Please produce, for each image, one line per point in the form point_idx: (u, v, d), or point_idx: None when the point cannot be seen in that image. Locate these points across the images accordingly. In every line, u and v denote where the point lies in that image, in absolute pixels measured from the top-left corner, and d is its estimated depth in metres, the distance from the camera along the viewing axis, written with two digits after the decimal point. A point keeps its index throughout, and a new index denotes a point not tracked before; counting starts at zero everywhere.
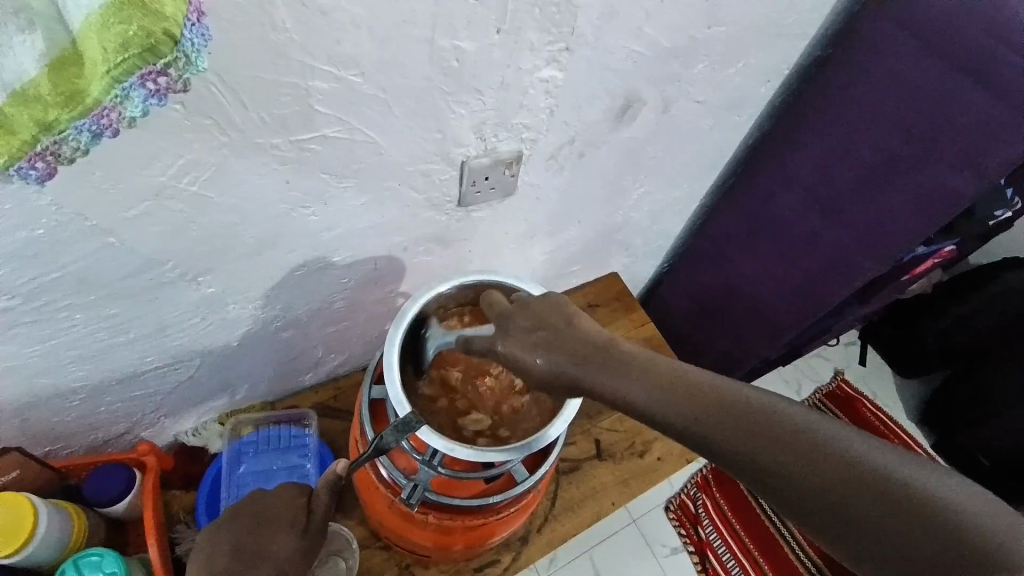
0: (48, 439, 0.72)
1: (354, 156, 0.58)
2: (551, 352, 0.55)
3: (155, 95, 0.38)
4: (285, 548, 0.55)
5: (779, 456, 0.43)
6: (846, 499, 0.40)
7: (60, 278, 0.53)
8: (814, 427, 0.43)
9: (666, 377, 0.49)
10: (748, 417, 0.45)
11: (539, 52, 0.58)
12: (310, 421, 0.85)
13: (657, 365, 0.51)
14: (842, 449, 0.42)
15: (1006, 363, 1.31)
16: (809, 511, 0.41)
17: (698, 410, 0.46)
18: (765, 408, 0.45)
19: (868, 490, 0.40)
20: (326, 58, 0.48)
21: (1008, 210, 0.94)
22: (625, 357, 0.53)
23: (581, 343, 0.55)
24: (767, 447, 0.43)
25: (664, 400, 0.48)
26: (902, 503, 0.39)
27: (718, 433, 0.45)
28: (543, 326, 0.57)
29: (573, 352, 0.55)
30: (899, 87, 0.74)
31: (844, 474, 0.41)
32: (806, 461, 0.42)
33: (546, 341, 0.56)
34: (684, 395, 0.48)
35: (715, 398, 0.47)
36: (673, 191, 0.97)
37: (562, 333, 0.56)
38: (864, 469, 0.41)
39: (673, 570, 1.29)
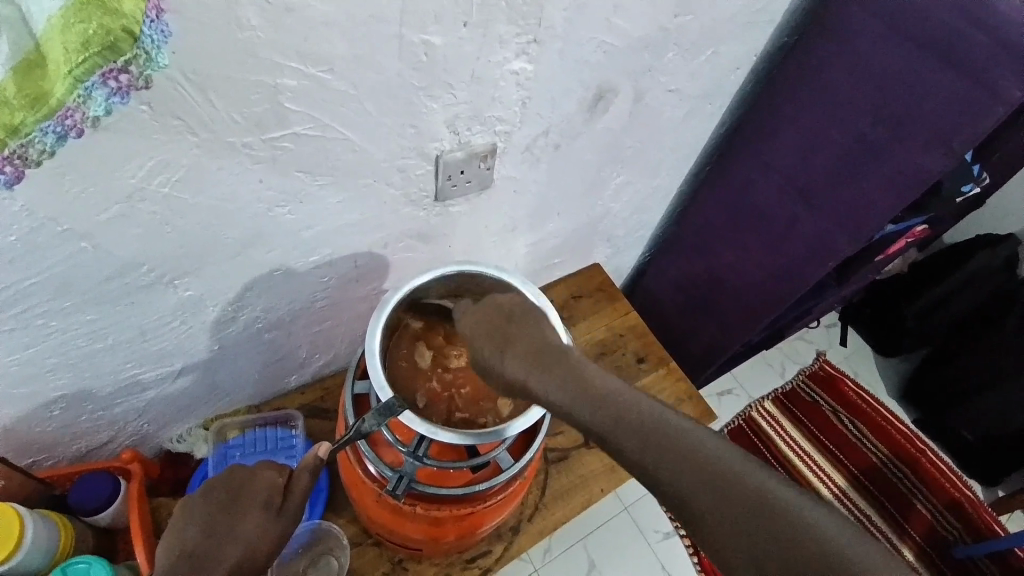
0: (31, 449, 0.71)
1: (329, 154, 0.58)
2: (496, 346, 0.61)
3: (117, 93, 0.39)
4: (251, 525, 0.56)
5: (662, 457, 0.49)
6: (716, 502, 0.47)
7: (36, 284, 0.53)
8: (702, 443, 0.49)
9: (578, 386, 0.56)
10: (643, 425, 0.52)
11: (509, 44, 0.59)
12: (297, 422, 0.86)
13: (587, 375, 0.57)
14: (719, 458, 0.48)
15: (983, 347, 1.36)
16: (691, 507, 0.48)
17: (604, 416, 0.53)
18: (657, 421, 0.52)
19: (735, 495, 0.46)
20: (296, 56, 0.48)
21: (976, 186, 0.97)
22: (560, 363, 0.59)
23: (528, 345, 0.60)
24: (655, 452, 0.50)
25: (586, 405, 0.55)
26: (764, 508, 0.45)
27: (621, 436, 0.52)
28: (492, 332, 0.62)
29: (524, 356, 0.60)
30: (864, 69, 0.76)
31: (717, 480, 0.47)
32: (687, 465, 0.48)
33: (499, 346, 0.61)
34: (592, 402, 0.54)
35: (620, 407, 0.53)
36: (650, 180, 0.98)
37: (513, 338, 0.61)
38: (734, 478, 0.47)
39: (665, 556, 1.30)
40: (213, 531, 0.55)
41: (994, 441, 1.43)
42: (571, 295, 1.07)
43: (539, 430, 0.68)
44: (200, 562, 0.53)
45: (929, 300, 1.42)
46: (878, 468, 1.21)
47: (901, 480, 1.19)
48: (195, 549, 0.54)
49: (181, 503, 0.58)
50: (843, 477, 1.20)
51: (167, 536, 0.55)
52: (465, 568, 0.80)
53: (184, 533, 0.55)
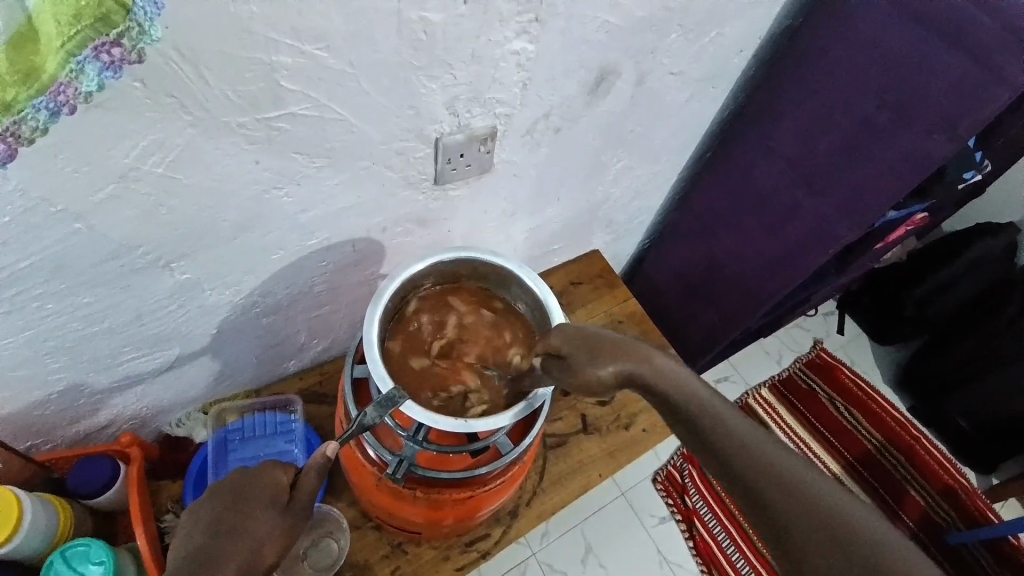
0: (29, 433, 0.71)
1: (327, 135, 0.57)
2: (590, 349, 0.60)
3: (110, 67, 0.40)
4: (262, 523, 0.55)
5: (772, 486, 0.51)
6: (817, 536, 0.48)
7: (30, 265, 0.52)
8: (811, 474, 0.51)
9: (690, 398, 0.57)
10: (755, 450, 0.53)
11: (509, 23, 0.58)
12: (296, 406, 0.85)
13: (687, 385, 0.58)
14: (828, 494, 0.50)
15: (981, 332, 1.37)
16: (790, 535, 0.49)
17: (715, 433, 0.54)
18: (774, 451, 0.52)
19: (844, 534, 0.47)
20: (290, 31, 0.47)
21: (977, 173, 0.96)
22: (661, 367, 0.59)
23: (629, 349, 0.60)
24: (764, 482, 0.51)
25: (700, 414, 0.56)
26: (862, 546, 0.47)
27: (733, 454, 0.53)
28: (581, 338, 0.62)
29: (623, 358, 0.59)
30: (869, 53, 0.75)
31: (822, 516, 0.48)
32: (795, 498, 0.50)
33: (590, 349, 0.60)
34: (706, 417, 0.55)
35: (733, 428, 0.54)
36: (650, 166, 0.97)
37: (609, 344, 0.60)
38: (841, 517, 0.48)
39: (662, 541, 1.32)
40: (219, 528, 0.54)
41: (985, 426, 1.45)
42: (569, 282, 1.06)
43: (538, 415, 0.68)
44: (209, 559, 0.52)
45: (930, 286, 1.42)
46: (872, 453, 1.22)
47: (895, 466, 1.20)
48: (202, 548, 0.52)
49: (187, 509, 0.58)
50: (837, 463, 1.21)
51: (178, 540, 0.54)
52: (463, 551, 0.80)
53: (192, 537, 0.53)
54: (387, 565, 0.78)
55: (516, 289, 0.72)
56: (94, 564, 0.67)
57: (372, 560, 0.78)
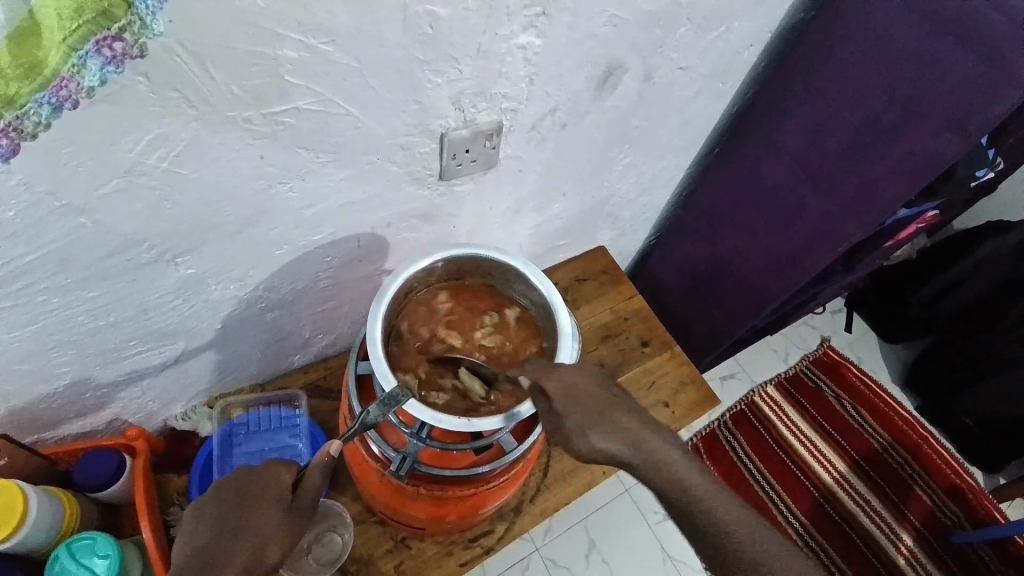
0: (36, 426, 0.72)
1: (331, 130, 0.57)
2: (601, 431, 0.57)
3: (112, 62, 0.39)
4: (267, 522, 0.54)
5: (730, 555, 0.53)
6: None
7: (36, 259, 0.52)
8: (768, 546, 0.53)
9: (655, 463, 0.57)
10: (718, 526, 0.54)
11: (516, 18, 0.57)
12: (301, 401, 0.85)
13: (679, 469, 0.56)
14: (784, 564, 0.52)
15: (987, 334, 1.36)
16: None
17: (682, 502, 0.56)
18: (734, 522, 0.54)
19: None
20: (295, 25, 0.46)
21: (990, 170, 0.95)
22: (657, 449, 0.57)
23: (630, 423, 0.58)
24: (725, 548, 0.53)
25: (662, 478, 0.56)
26: None
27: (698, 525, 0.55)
28: (588, 403, 0.58)
29: (626, 438, 0.58)
30: (882, 48, 0.74)
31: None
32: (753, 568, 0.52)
33: (594, 423, 0.57)
34: (671, 484, 0.56)
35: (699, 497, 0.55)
36: (658, 161, 0.96)
37: (612, 417, 0.58)
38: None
39: (665, 537, 1.32)
40: (224, 528, 0.54)
41: (991, 426, 1.44)
42: (574, 278, 1.06)
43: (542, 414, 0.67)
44: (212, 560, 0.52)
45: (939, 284, 1.41)
46: (878, 452, 1.21)
47: (901, 463, 1.20)
48: (207, 546, 0.52)
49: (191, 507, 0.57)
50: (844, 462, 1.20)
51: (181, 539, 0.54)
52: (467, 546, 0.81)
53: (196, 537, 0.54)
54: (390, 560, 0.78)
55: (520, 285, 0.71)
56: (99, 557, 0.67)
57: (376, 554, 0.78)
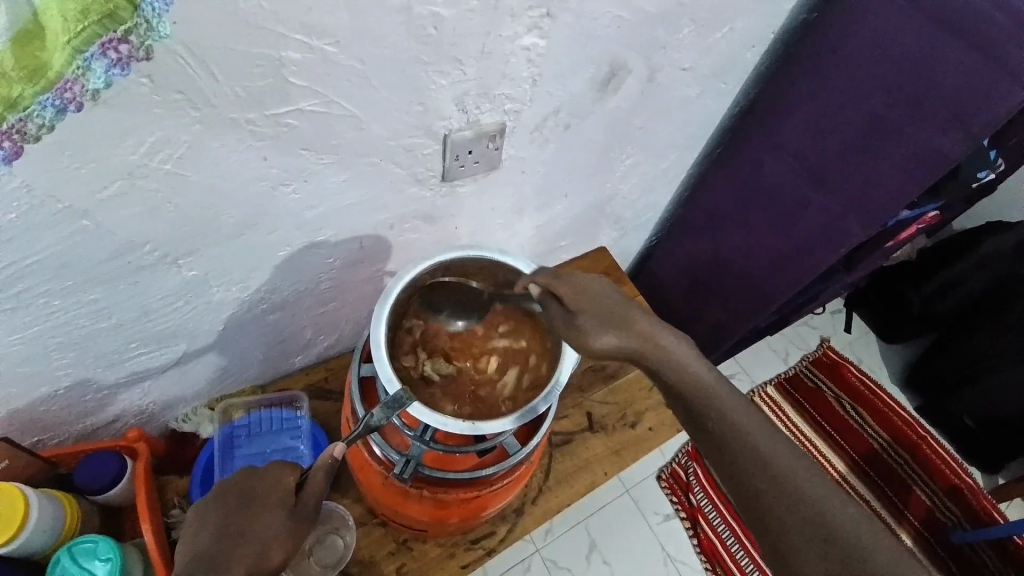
0: (36, 429, 0.71)
1: (333, 131, 0.57)
2: (618, 335, 0.59)
3: (117, 65, 0.39)
4: (270, 526, 0.54)
5: (750, 468, 0.53)
6: (802, 525, 0.49)
7: (37, 262, 0.52)
8: (773, 449, 0.53)
9: (689, 380, 0.57)
10: (775, 473, 0.52)
11: (520, 18, 0.57)
12: (302, 403, 0.84)
13: (692, 368, 0.58)
14: (814, 495, 0.50)
15: (983, 332, 1.35)
16: (777, 525, 0.50)
17: (706, 417, 0.56)
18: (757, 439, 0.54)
19: (823, 531, 0.49)
20: (298, 27, 0.46)
21: (991, 171, 0.95)
22: (667, 348, 0.59)
23: (642, 327, 0.60)
24: (745, 462, 0.53)
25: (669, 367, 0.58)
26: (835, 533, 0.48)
27: (718, 433, 0.55)
28: (605, 308, 0.60)
29: (637, 336, 0.59)
30: (885, 49, 0.74)
31: (806, 514, 0.50)
32: (770, 482, 0.52)
33: (609, 323, 0.60)
34: (700, 400, 0.57)
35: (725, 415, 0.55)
36: (659, 162, 0.96)
37: (625, 317, 0.60)
38: (825, 518, 0.49)
39: (665, 538, 1.32)
40: (227, 534, 0.54)
41: (990, 424, 1.44)
42: None
43: (546, 416, 0.67)
44: (216, 565, 0.51)
45: (938, 283, 1.41)
46: (878, 452, 1.22)
47: (900, 464, 1.20)
48: (211, 552, 0.52)
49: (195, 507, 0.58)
50: (843, 462, 1.21)
51: (182, 545, 0.54)
52: (468, 548, 0.80)
53: (197, 539, 0.54)
54: (392, 562, 0.78)
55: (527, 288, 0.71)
56: (100, 560, 0.67)
57: (378, 556, 0.78)
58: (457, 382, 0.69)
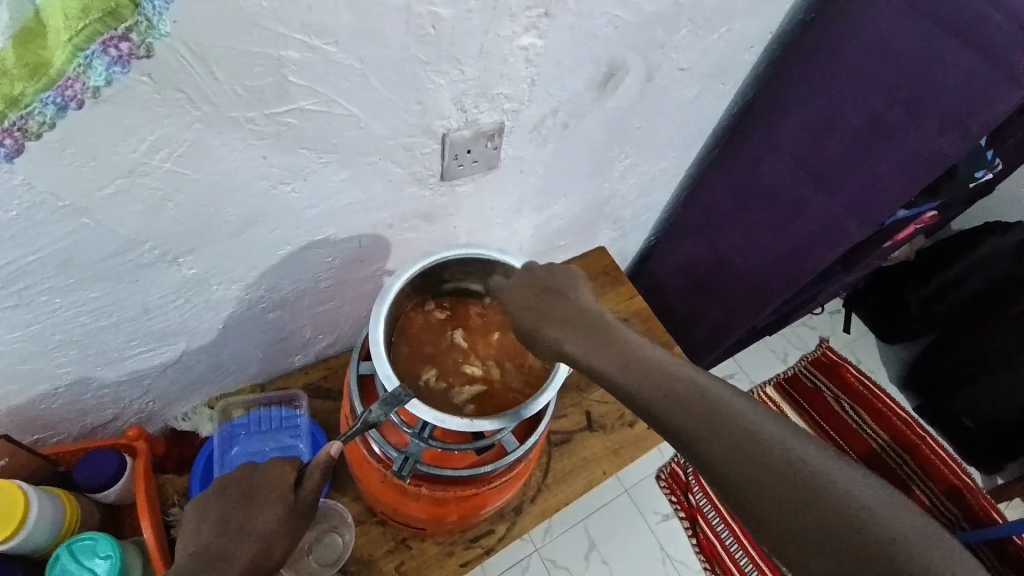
0: (36, 426, 0.72)
1: (333, 130, 0.57)
2: (544, 324, 0.60)
3: (118, 62, 0.39)
4: (268, 522, 0.54)
5: (757, 471, 0.44)
6: (768, 479, 0.43)
7: (38, 260, 0.52)
8: (717, 398, 0.48)
9: (668, 384, 0.50)
10: (723, 427, 0.46)
11: (518, 18, 0.57)
12: (302, 402, 0.85)
13: (625, 341, 0.56)
14: (771, 440, 0.45)
15: (985, 332, 1.35)
16: (742, 491, 0.44)
17: (691, 419, 0.48)
18: (697, 392, 0.49)
19: (787, 477, 0.43)
20: (299, 26, 0.47)
21: (988, 172, 0.95)
22: (598, 326, 0.58)
23: (567, 311, 0.60)
24: (751, 462, 0.44)
25: (598, 347, 0.56)
26: (803, 476, 0.43)
27: (658, 406, 0.50)
28: (534, 299, 0.63)
29: (562, 321, 0.60)
30: (882, 49, 0.74)
31: (800, 482, 0.43)
32: (785, 485, 0.43)
33: (535, 312, 0.61)
34: (685, 405, 0.48)
35: (719, 412, 0.47)
36: (658, 161, 0.96)
37: (552, 301, 0.62)
38: (858, 518, 0.40)
39: (664, 538, 1.32)
40: (227, 529, 0.54)
41: (991, 427, 1.43)
42: None
43: (544, 414, 0.67)
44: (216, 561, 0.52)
45: (937, 285, 1.41)
46: (877, 453, 1.21)
47: (900, 465, 1.19)
48: (210, 547, 0.53)
49: (195, 503, 0.58)
50: None
51: (181, 541, 0.55)
52: (467, 547, 0.81)
53: (199, 537, 0.54)
54: (391, 560, 0.78)
55: None
56: (100, 558, 0.67)
57: (377, 555, 0.78)
58: (448, 358, 0.70)
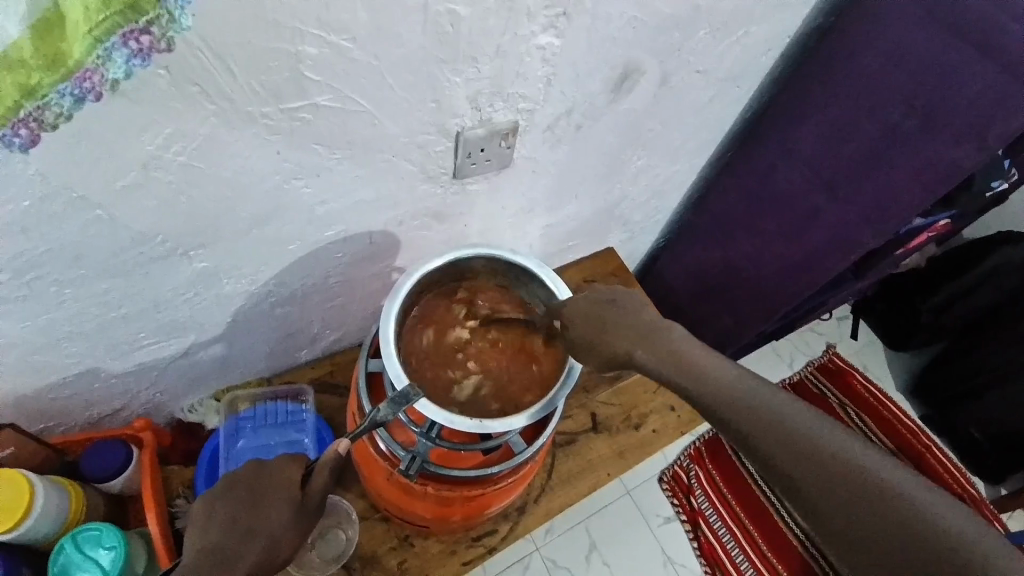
0: (43, 416, 0.72)
1: (348, 127, 0.56)
2: (603, 335, 0.61)
3: (138, 55, 0.38)
4: (276, 519, 0.55)
5: (831, 480, 0.50)
6: (834, 487, 0.50)
7: (50, 251, 0.52)
8: (784, 408, 0.54)
9: (766, 419, 0.53)
10: (792, 439, 0.52)
11: (537, 17, 0.57)
12: (308, 397, 0.85)
13: (684, 353, 0.59)
14: (835, 449, 0.51)
15: (998, 343, 1.33)
16: (814, 499, 0.51)
17: (769, 437, 0.53)
18: (770, 406, 0.54)
19: (849, 484, 0.50)
20: (316, 22, 0.46)
21: (1004, 182, 0.94)
22: (661, 339, 0.60)
23: (631, 323, 0.61)
24: (827, 475, 0.50)
25: (665, 361, 0.59)
26: (865, 484, 0.50)
27: (734, 420, 0.55)
28: (589, 318, 0.63)
29: (622, 333, 0.61)
30: (903, 57, 0.73)
31: (866, 490, 0.49)
32: (857, 495, 0.50)
33: (593, 322, 0.62)
34: (785, 441, 0.52)
35: (799, 436, 0.52)
36: (671, 164, 0.96)
37: (610, 314, 0.63)
38: (919, 517, 0.48)
39: (666, 541, 1.31)
40: (236, 525, 0.54)
41: (998, 438, 1.42)
42: (583, 279, 1.05)
43: (552, 416, 0.67)
44: (226, 559, 0.52)
45: (947, 294, 1.40)
46: None
47: None
48: (219, 545, 0.53)
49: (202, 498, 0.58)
50: None
51: (188, 538, 0.54)
52: (470, 546, 0.80)
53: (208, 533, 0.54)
54: (394, 557, 0.78)
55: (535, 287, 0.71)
56: (105, 549, 0.67)
57: (380, 552, 0.78)
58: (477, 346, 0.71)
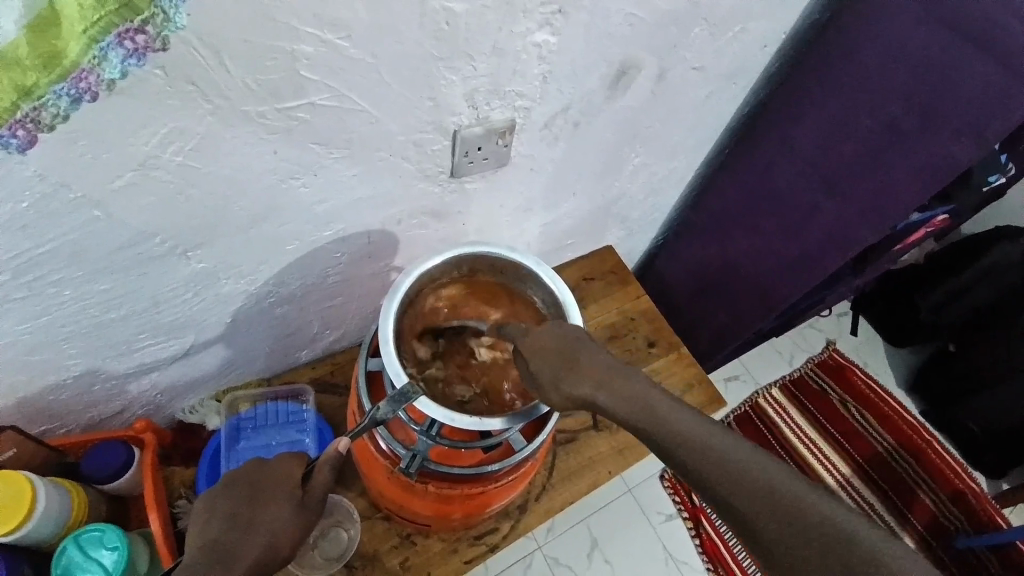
0: (44, 417, 0.72)
1: (345, 125, 0.57)
2: (563, 376, 0.56)
3: (133, 54, 0.39)
4: (277, 517, 0.55)
5: (795, 539, 0.44)
6: (802, 545, 0.44)
7: (49, 251, 0.53)
8: (747, 458, 0.48)
9: (723, 468, 0.48)
10: (753, 492, 0.46)
11: (532, 15, 0.57)
12: (308, 397, 0.86)
13: (650, 400, 0.53)
14: (802, 504, 0.45)
15: (999, 340, 1.33)
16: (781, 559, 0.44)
17: (730, 487, 0.47)
18: (731, 455, 0.48)
19: (819, 546, 0.43)
20: (311, 21, 0.46)
21: (1002, 176, 0.94)
22: (626, 387, 0.55)
23: (597, 368, 0.56)
24: (793, 533, 0.44)
25: (626, 406, 0.54)
26: (838, 545, 0.43)
27: (694, 468, 0.49)
28: (554, 355, 0.58)
29: (591, 375, 0.56)
30: (900, 51, 0.73)
31: (838, 551, 0.43)
32: (829, 557, 0.43)
33: (556, 361, 0.57)
34: (753, 498, 0.46)
35: (761, 488, 0.46)
36: (668, 161, 0.96)
37: (580, 356, 0.57)
38: None
39: (667, 538, 1.31)
40: (236, 524, 0.54)
41: (996, 433, 1.43)
42: (582, 277, 1.05)
43: (551, 415, 0.67)
44: (226, 554, 0.52)
45: (946, 291, 1.39)
46: (884, 457, 1.21)
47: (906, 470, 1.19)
48: (220, 541, 0.53)
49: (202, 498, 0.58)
50: (848, 466, 1.20)
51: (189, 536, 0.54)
52: (472, 544, 0.80)
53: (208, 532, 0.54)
54: (395, 556, 0.78)
55: (533, 285, 0.71)
56: (107, 549, 0.68)
57: (382, 550, 0.78)
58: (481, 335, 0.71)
